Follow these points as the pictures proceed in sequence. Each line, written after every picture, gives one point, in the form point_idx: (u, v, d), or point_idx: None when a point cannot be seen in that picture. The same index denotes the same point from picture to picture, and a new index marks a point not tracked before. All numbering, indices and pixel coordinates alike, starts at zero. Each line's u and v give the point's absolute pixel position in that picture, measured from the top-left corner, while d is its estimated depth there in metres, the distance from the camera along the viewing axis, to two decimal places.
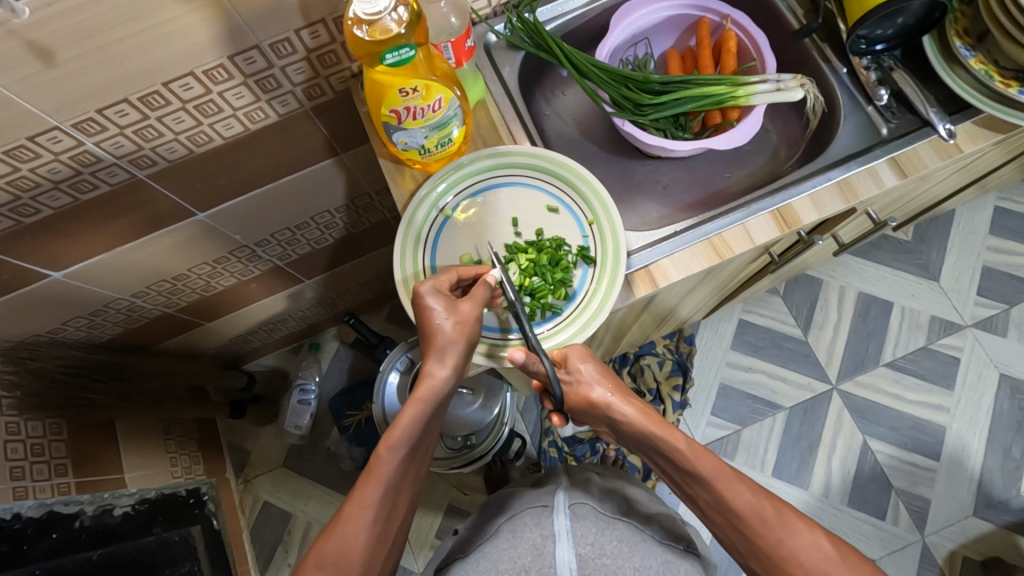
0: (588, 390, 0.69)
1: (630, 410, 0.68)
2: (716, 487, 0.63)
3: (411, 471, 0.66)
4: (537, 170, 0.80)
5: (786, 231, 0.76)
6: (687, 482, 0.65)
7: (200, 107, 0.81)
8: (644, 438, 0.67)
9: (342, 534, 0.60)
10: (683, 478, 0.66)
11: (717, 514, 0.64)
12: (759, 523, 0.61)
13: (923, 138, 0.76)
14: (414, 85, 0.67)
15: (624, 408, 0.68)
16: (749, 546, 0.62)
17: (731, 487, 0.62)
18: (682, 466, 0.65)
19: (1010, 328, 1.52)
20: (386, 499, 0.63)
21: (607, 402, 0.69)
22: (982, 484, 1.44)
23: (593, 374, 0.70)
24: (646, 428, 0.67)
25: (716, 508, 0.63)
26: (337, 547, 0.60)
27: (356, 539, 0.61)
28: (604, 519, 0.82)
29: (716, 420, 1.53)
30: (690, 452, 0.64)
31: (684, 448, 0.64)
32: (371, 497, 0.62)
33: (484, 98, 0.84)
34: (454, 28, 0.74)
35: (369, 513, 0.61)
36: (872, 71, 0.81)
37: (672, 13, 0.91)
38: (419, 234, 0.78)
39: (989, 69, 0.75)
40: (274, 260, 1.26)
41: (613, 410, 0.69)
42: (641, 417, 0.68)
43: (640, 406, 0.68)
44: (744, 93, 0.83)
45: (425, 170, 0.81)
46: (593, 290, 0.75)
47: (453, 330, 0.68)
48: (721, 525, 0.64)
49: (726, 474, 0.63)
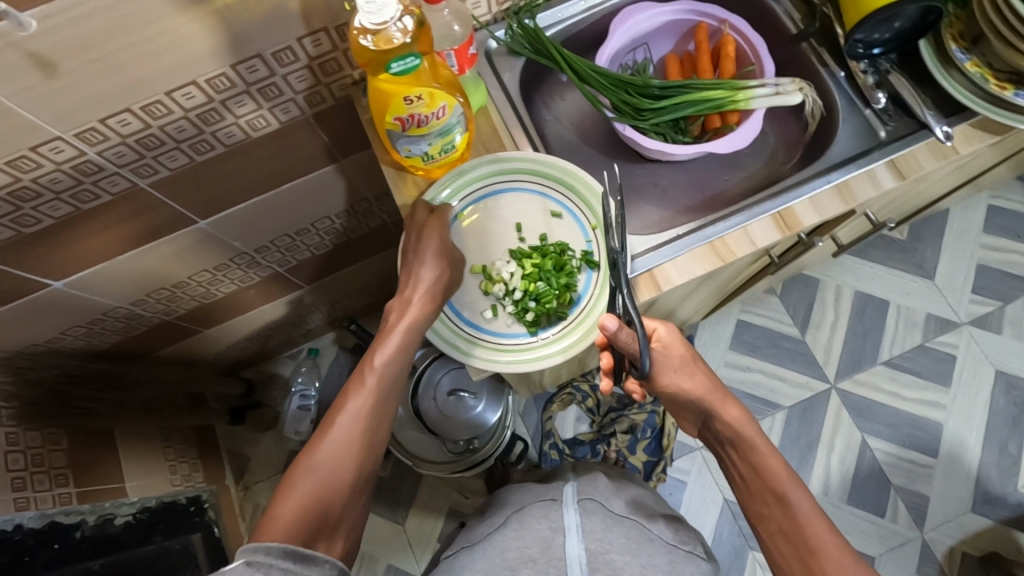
0: (687, 371, 0.77)
1: (733, 412, 0.76)
2: (800, 512, 0.68)
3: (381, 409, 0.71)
4: (539, 177, 0.80)
5: (788, 233, 0.76)
6: (765, 500, 0.71)
7: (203, 115, 0.81)
8: (739, 442, 0.75)
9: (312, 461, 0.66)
10: (762, 497, 0.71)
11: (784, 535, 0.68)
12: (829, 560, 0.64)
13: (920, 141, 0.77)
14: (417, 93, 0.67)
15: (729, 410, 0.76)
16: None
17: (813, 521, 0.67)
18: (771, 482, 0.71)
19: (1004, 326, 1.55)
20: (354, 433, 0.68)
21: (712, 400, 0.77)
22: (979, 480, 1.46)
23: (689, 362, 0.78)
24: (744, 434, 0.75)
25: (788, 534, 0.68)
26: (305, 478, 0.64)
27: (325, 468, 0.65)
28: (611, 516, 0.83)
29: None
30: (784, 475, 0.70)
31: (779, 466, 0.71)
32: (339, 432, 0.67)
33: (486, 104, 0.84)
34: (456, 36, 0.72)
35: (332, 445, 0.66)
36: (869, 75, 0.81)
37: (671, 18, 0.91)
38: None
39: (984, 72, 0.74)
40: (274, 267, 1.26)
41: (719, 409, 0.77)
42: (741, 422, 0.76)
43: (744, 415, 0.76)
44: (744, 97, 0.83)
45: (428, 177, 0.81)
46: (597, 295, 0.76)
47: (427, 284, 0.73)
48: (784, 553, 0.68)
49: (810, 505, 0.69)
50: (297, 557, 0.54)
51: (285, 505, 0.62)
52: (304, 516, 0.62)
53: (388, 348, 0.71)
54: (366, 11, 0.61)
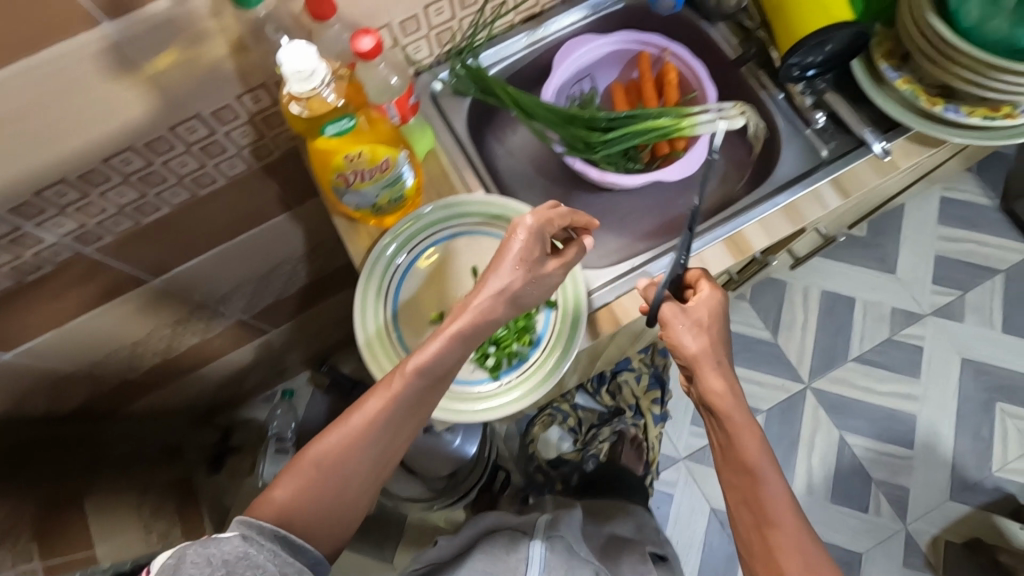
0: (689, 340, 0.69)
1: (716, 384, 0.68)
2: (763, 487, 0.65)
3: (422, 401, 0.67)
4: (491, 219, 0.79)
5: (741, 258, 0.77)
6: (733, 470, 0.67)
7: (145, 178, 0.79)
8: (715, 412, 0.69)
9: (336, 439, 0.65)
10: (732, 468, 0.67)
11: (749, 507, 0.65)
12: (779, 536, 0.63)
13: (861, 158, 0.79)
14: (358, 151, 0.67)
15: (712, 382, 0.68)
16: (761, 553, 0.64)
17: (773, 498, 0.65)
18: (741, 456, 0.66)
19: (967, 313, 1.59)
20: (386, 422, 0.66)
21: (699, 369, 0.69)
22: (955, 467, 1.49)
23: (694, 329, 0.69)
24: (724, 407, 0.68)
25: (750, 506, 0.65)
26: (330, 452, 0.65)
27: (351, 448, 0.65)
28: (576, 558, 0.85)
29: (697, 428, 1.54)
30: (754, 451, 0.66)
31: (751, 443, 0.66)
32: (372, 416, 0.65)
33: (434, 147, 0.83)
34: (394, 87, 0.70)
35: (331, 448, 0.65)
36: (807, 96, 0.82)
37: (611, 49, 0.92)
38: (381, 286, 0.77)
39: (915, 89, 0.76)
40: (239, 314, 1.23)
41: (702, 379, 0.69)
42: (726, 394, 0.68)
43: (730, 385, 0.68)
44: (689, 124, 0.85)
45: (380, 225, 0.80)
46: (557, 334, 0.75)
47: (495, 291, 0.66)
48: (744, 523, 0.66)
49: (778, 482, 0.65)
50: (282, 538, 0.60)
51: (297, 477, 0.64)
52: (295, 510, 0.64)
53: (426, 353, 0.64)
54: (296, 79, 0.59)
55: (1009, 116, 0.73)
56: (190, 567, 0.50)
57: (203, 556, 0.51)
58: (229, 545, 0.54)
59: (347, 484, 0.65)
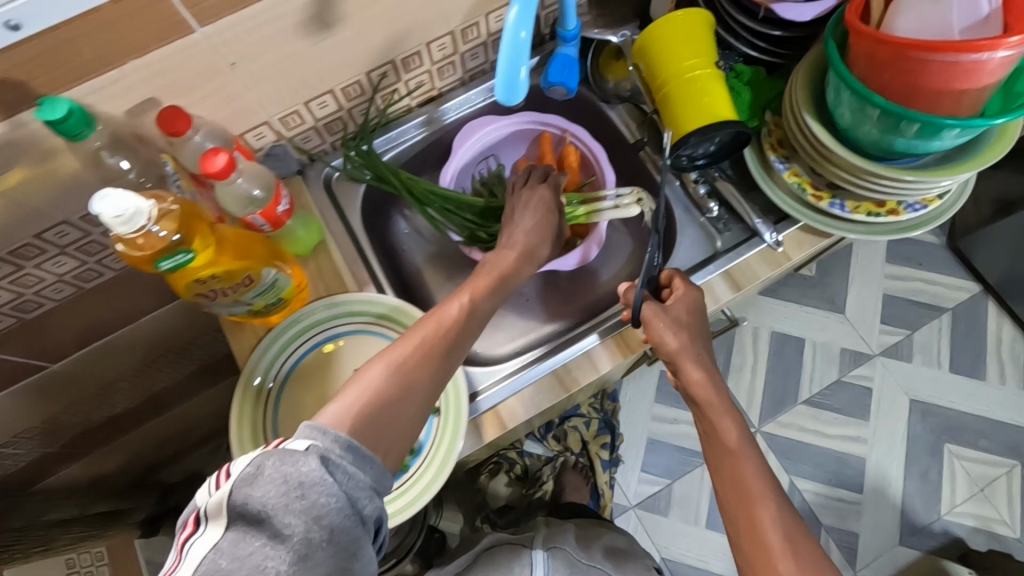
0: (678, 332, 0.70)
1: (695, 373, 0.70)
2: (748, 476, 0.62)
3: (468, 340, 0.66)
4: (378, 319, 0.77)
5: (631, 355, 0.77)
6: (715, 466, 0.64)
7: (18, 281, 0.75)
8: (701, 405, 0.68)
9: (386, 366, 0.58)
10: (717, 465, 0.64)
11: (730, 486, 0.62)
12: (761, 518, 0.59)
13: (753, 249, 0.78)
14: (211, 275, 0.62)
15: (690, 371, 0.70)
16: (749, 544, 0.59)
17: (759, 492, 0.60)
18: (725, 449, 0.65)
19: (915, 353, 1.59)
20: (438, 356, 0.62)
21: (680, 359, 0.70)
22: (904, 511, 1.47)
23: (679, 318, 0.72)
24: (705, 399, 0.68)
25: (735, 494, 0.61)
26: (381, 379, 0.57)
27: (405, 377, 0.59)
28: (577, 564, 0.91)
29: (647, 475, 1.49)
30: (737, 445, 0.64)
31: (732, 435, 0.65)
32: (422, 344, 0.62)
33: (324, 239, 0.81)
34: (259, 199, 0.67)
35: (408, 365, 0.59)
36: (701, 185, 0.81)
37: (513, 129, 0.91)
38: (260, 394, 0.74)
39: (802, 181, 0.75)
40: (165, 381, 1.14)
41: (683, 367, 0.70)
42: (703, 385, 0.69)
43: (707, 375, 0.69)
44: (586, 212, 0.83)
45: (266, 323, 0.78)
46: (437, 442, 0.72)
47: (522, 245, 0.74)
48: (730, 518, 0.61)
49: (764, 474, 0.62)
50: (356, 450, 0.49)
51: (351, 398, 0.55)
52: (360, 425, 0.53)
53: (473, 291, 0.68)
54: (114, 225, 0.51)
55: (893, 212, 0.73)
56: (267, 484, 0.43)
57: (283, 472, 0.44)
58: (311, 463, 0.45)
59: (420, 409, 0.59)
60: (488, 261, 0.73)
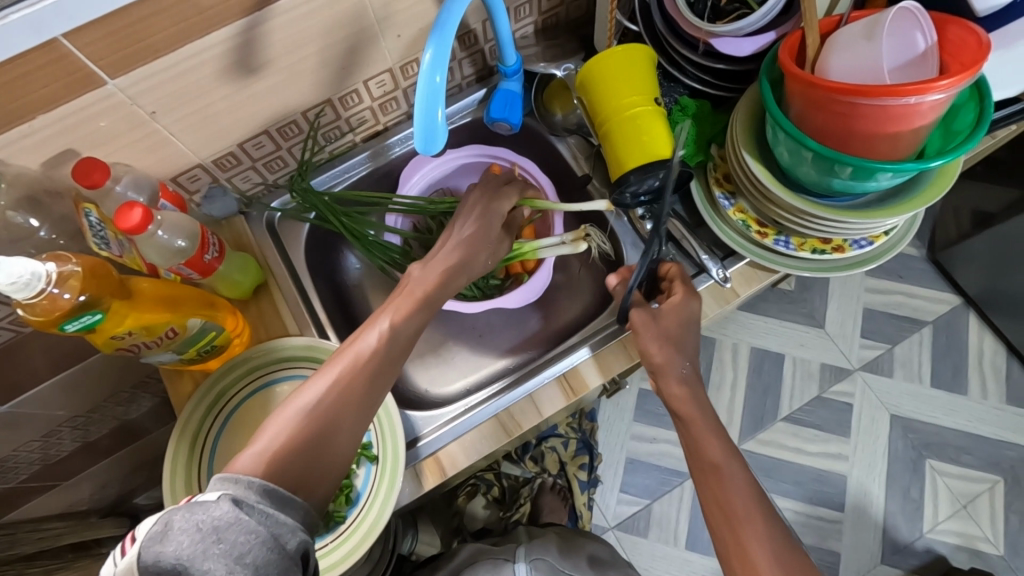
0: (662, 337, 0.68)
1: (675, 387, 0.67)
2: (732, 492, 0.61)
3: (397, 360, 0.62)
4: (319, 363, 0.75)
5: (574, 398, 0.75)
6: (699, 480, 0.63)
7: None
8: (683, 419, 0.67)
9: (304, 400, 0.55)
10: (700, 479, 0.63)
11: (715, 505, 0.61)
12: (746, 536, 0.58)
13: (700, 286, 0.76)
14: (128, 330, 0.61)
15: (671, 385, 0.67)
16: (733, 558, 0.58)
17: (745, 506, 0.60)
18: (707, 462, 0.63)
19: (896, 368, 1.47)
20: (363, 382, 0.58)
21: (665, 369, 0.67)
22: (886, 529, 1.36)
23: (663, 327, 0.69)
24: (687, 413, 0.66)
25: (720, 511, 0.60)
26: (300, 416, 0.54)
27: (327, 408, 0.55)
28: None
29: (626, 495, 1.38)
30: (722, 459, 0.63)
31: (715, 449, 0.63)
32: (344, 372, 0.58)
33: (267, 281, 0.80)
34: (184, 250, 0.67)
35: (326, 403, 0.55)
36: (648, 221, 0.80)
37: (462, 162, 0.89)
38: (196, 441, 0.71)
39: (748, 217, 0.74)
40: (120, 418, 1.09)
41: (667, 379, 0.68)
42: (685, 399, 0.67)
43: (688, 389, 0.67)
44: (530, 249, 0.83)
45: (205, 369, 0.77)
46: (374, 492, 0.69)
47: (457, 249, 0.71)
48: (716, 532, 0.61)
49: (748, 488, 0.61)
50: (274, 496, 0.47)
51: (269, 439, 0.52)
52: (276, 474, 0.50)
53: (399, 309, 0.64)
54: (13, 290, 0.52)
55: (838, 249, 0.71)
56: (179, 535, 0.41)
57: (193, 521, 0.41)
58: (223, 507, 0.43)
59: (350, 438, 0.56)
60: (423, 269, 0.69)
